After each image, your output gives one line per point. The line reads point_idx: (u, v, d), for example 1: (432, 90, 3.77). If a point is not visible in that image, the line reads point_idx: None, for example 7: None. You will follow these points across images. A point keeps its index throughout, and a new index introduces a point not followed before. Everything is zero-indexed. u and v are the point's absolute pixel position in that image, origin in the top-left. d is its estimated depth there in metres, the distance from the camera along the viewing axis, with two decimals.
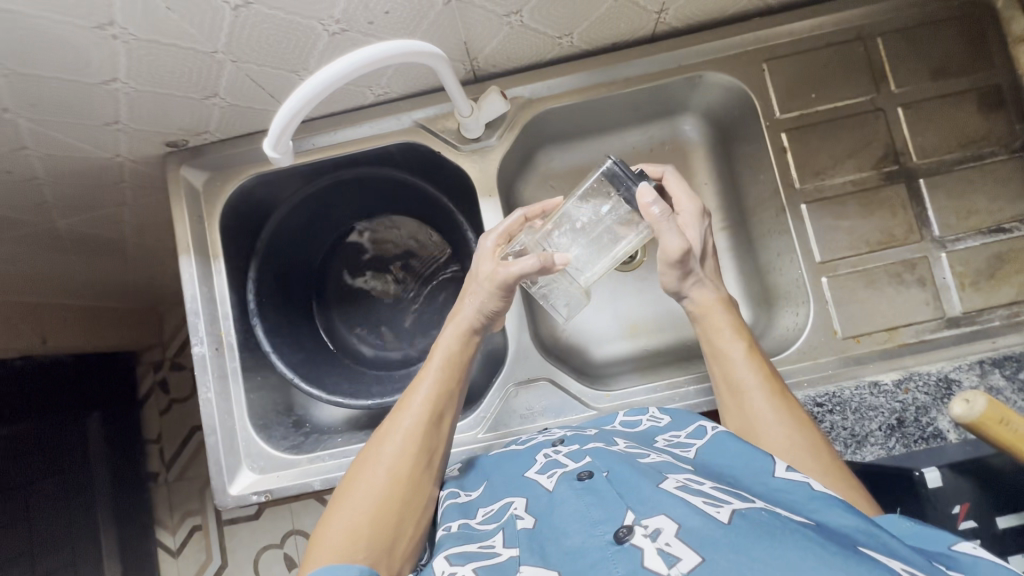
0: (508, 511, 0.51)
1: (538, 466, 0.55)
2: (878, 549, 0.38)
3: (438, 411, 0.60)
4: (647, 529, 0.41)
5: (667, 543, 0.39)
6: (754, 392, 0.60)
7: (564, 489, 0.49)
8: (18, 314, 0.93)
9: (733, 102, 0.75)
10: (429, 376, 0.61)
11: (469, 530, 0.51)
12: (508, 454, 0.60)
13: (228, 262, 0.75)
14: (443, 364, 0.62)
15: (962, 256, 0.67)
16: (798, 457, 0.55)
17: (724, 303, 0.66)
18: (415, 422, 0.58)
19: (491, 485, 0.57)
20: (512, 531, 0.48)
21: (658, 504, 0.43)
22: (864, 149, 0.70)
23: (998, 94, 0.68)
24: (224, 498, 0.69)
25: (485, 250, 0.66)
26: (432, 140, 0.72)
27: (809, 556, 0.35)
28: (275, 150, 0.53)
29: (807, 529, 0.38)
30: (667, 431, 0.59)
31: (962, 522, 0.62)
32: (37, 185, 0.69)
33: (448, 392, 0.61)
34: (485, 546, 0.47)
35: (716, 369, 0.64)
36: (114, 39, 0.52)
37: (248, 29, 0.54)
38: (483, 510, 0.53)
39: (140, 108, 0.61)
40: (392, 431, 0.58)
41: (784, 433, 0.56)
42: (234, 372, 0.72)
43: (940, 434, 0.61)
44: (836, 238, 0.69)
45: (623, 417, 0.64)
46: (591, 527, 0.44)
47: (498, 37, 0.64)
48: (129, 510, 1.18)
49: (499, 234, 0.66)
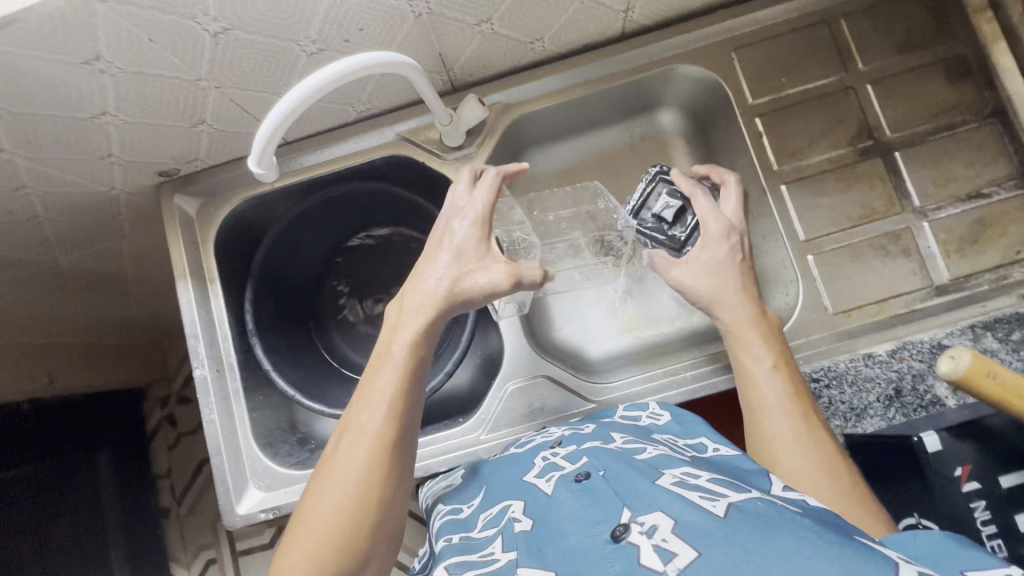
0: (506, 515, 0.51)
1: (537, 470, 0.56)
2: (872, 538, 0.39)
3: (399, 419, 0.57)
4: (644, 526, 0.41)
5: (663, 539, 0.39)
6: (778, 415, 0.58)
7: (563, 492, 0.49)
8: (28, 358, 0.97)
9: (707, 92, 0.77)
10: (387, 373, 0.59)
11: (469, 539, 0.51)
12: (511, 460, 0.61)
13: (225, 285, 0.76)
14: (403, 366, 0.59)
15: (944, 224, 0.68)
16: (815, 479, 0.54)
17: (755, 315, 0.63)
18: (375, 431, 0.56)
19: (490, 491, 0.58)
20: (510, 535, 0.48)
21: (654, 500, 0.43)
22: (838, 127, 0.71)
23: (965, 64, 0.70)
24: (232, 518, 0.69)
25: (463, 234, 0.63)
26: (415, 150, 0.75)
27: (805, 546, 0.35)
28: (260, 165, 0.53)
29: (798, 514, 0.40)
30: (666, 431, 0.59)
31: (965, 483, 0.57)
32: (37, 224, 0.71)
33: (408, 392, 0.58)
34: (484, 554, 0.47)
35: (741, 386, 0.63)
36: (102, 73, 0.54)
37: (228, 54, 0.56)
38: (482, 518, 0.54)
39: (131, 140, 0.63)
40: (352, 434, 0.56)
41: (804, 455, 0.55)
42: (236, 393, 0.73)
43: (938, 401, 0.62)
44: (818, 216, 0.70)
45: (624, 411, 0.66)
46: (589, 528, 0.44)
47: (472, 45, 0.66)
48: (141, 546, 1.18)
49: (472, 214, 0.64)
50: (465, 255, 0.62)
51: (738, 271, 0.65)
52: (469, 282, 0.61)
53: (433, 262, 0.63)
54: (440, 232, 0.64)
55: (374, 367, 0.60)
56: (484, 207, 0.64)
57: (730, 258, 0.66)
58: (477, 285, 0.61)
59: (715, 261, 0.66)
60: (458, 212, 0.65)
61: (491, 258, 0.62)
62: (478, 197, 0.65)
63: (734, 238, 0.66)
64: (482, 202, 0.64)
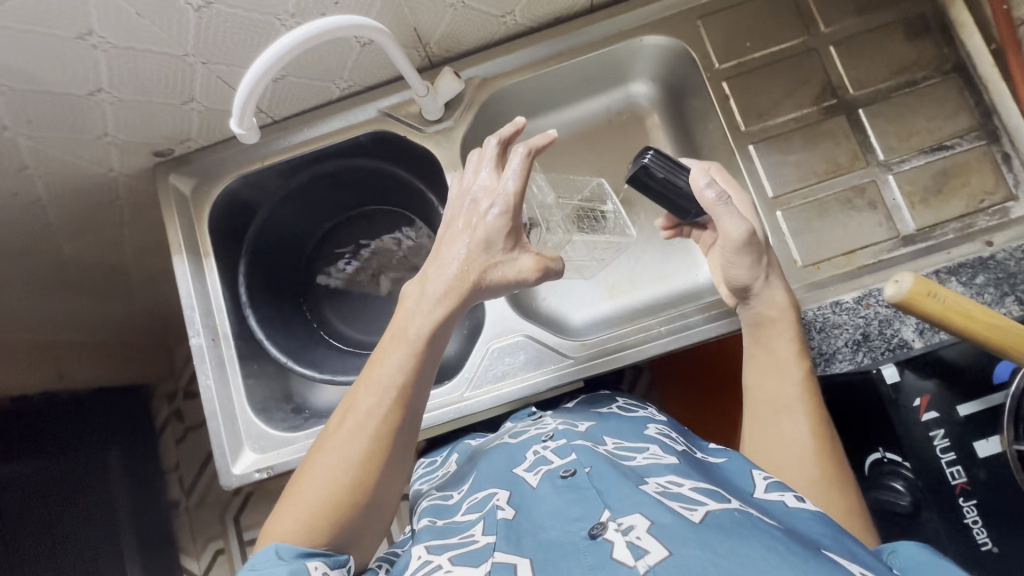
0: (490, 502, 0.53)
1: (527, 464, 0.56)
2: (840, 552, 0.40)
3: (404, 410, 0.58)
4: (621, 525, 0.42)
5: (637, 537, 0.40)
6: (798, 417, 0.60)
7: (547, 487, 0.50)
8: (37, 353, 1.00)
9: (676, 61, 0.80)
10: (398, 359, 0.59)
11: (452, 524, 0.54)
12: (503, 451, 0.63)
13: (219, 260, 0.80)
14: (419, 356, 0.60)
15: (908, 176, 0.70)
16: (822, 491, 0.56)
17: (794, 308, 0.63)
18: (381, 415, 0.57)
19: (479, 480, 0.60)
20: (491, 521, 0.50)
21: (634, 502, 0.44)
22: (802, 87, 0.73)
23: (923, 22, 0.72)
24: (228, 479, 0.72)
25: (493, 223, 0.61)
26: (397, 125, 0.78)
27: (765, 550, 0.37)
28: (241, 126, 0.57)
29: (775, 529, 0.40)
30: (659, 422, 0.65)
31: (925, 414, 0.61)
32: (41, 208, 0.75)
33: (417, 381, 0.60)
34: (464, 536, 0.49)
35: (759, 380, 0.64)
36: (95, 48, 0.58)
37: (212, 27, 0.59)
38: (467, 502, 0.56)
39: (127, 118, 0.67)
40: (355, 418, 0.58)
41: (816, 465, 0.58)
42: (231, 360, 0.76)
43: (905, 343, 0.62)
44: (786, 172, 0.72)
45: (621, 403, 0.72)
46: (569, 523, 0.45)
47: (446, 20, 0.69)
48: (153, 534, 1.20)
49: (502, 201, 0.61)
50: (494, 246, 0.61)
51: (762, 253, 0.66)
52: (497, 272, 0.61)
53: (457, 247, 0.62)
54: (463, 210, 0.64)
55: (386, 349, 0.61)
56: (515, 193, 0.61)
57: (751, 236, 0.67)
58: (506, 276, 0.61)
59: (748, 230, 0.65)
60: (486, 194, 0.63)
61: (519, 248, 0.62)
62: (508, 180, 0.62)
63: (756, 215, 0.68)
64: (514, 185, 0.62)
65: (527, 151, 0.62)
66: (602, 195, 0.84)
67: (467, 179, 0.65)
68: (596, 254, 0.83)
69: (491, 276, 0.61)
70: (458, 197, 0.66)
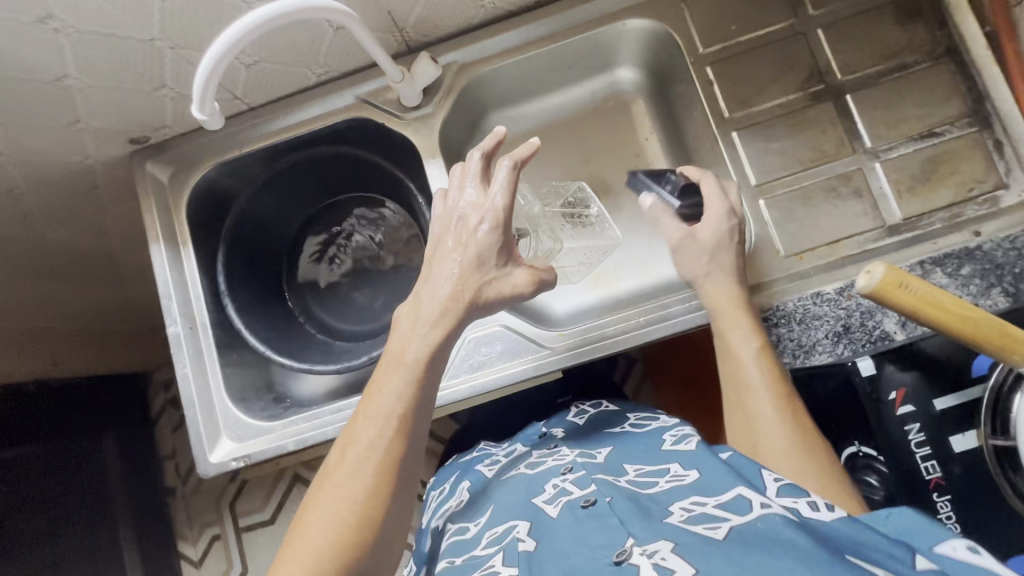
0: (511, 535, 0.50)
1: (547, 496, 0.54)
2: (868, 558, 0.36)
3: (406, 437, 0.55)
4: (646, 550, 0.40)
5: (662, 558, 0.38)
6: (760, 395, 0.58)
7: (567, 517, 0.48)
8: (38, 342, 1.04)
9: (661, 46, 0.78)
10: (395, 387, 0.57)
11: (471, 559, 0.50)
12: (520, 482, 0.60)
13: (198, 248, 0.79)
14: (416, 378, 0.57)
15: (895, 164, 0.68)
16: (799, 463, 0.54)
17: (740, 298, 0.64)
18: (382, 447, 0.54)
19: (497, 511, 0.57)
20: (512, 552, 0.47)
21: (660, 533, 0.42)
22: (788, 72, 0.71)
23: (915, 4, 0.70)
24: (205, 467, 0.72)
25: (484, 239, 0.60)
26: (376, 112, 0.76)
27: (792, 560, 0.34)
28: (203, 111, 0.57)
29: (796, 536, 0.37)
30: (676, 429, 0.63)
31: (900, 407, 0.61)
32: (18, 197, 0.75)
33: (421, 403, 0.57)
34: (485, 569, 0.47)
35: (724, 367, 0.63)
36: (56, 32, 0.57)
37: (177, 12, 0.59)
38: (487, 536, 0.53)
39: (98, 104, 0.67)
40: (356, 446, 0.54)
41: (787, 437, 0.56)
42: (209, 350, 0.76)
43: (888, 336, 0.60)
44: (770, 160, 0.70)
45: (635, 419, 0.71)
46: (593, 552, 0.43)
47: (420, 4, 0.68)
48: (150, 521, 1.21)
49: (492, 217, 0.60)
50: (486, 264, 0.60)
51: (734, 249, 0.65)
52: (492, 290, 0.61)
53: (451, 265, 0.60)
54: (449, 220, 0.63)
55: (385, 375, 0.58)
56: (504, 207, 0.60)
57: (727, 237, 0.66)
58: (500, 292, 0.61)
59: (717, 241, 0.65)
60: (474, 210, 0.61)
61: (512, 263, 0.62)
62: (497, 194, 0.61)
63: (734, 219, 0.66)
64: (503, 199, 0.60)
65: (511, 163, 0.61)
66: (584, 199, 0.83)
67: (453, 196, 0.63)
68: (584, 258, 0.82)
69: (481, 288, 0.60)
70: (445, 214, 0.64)
